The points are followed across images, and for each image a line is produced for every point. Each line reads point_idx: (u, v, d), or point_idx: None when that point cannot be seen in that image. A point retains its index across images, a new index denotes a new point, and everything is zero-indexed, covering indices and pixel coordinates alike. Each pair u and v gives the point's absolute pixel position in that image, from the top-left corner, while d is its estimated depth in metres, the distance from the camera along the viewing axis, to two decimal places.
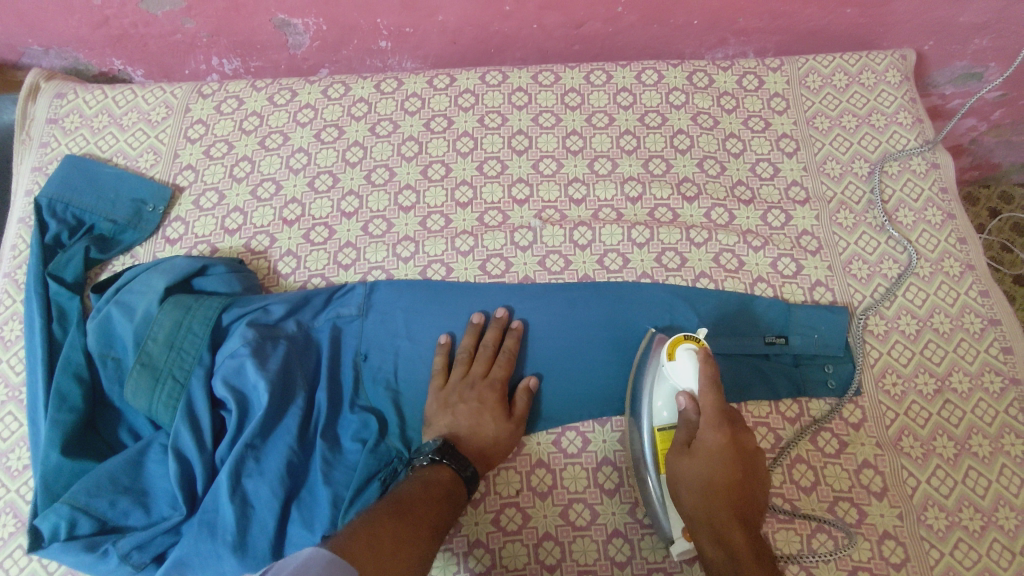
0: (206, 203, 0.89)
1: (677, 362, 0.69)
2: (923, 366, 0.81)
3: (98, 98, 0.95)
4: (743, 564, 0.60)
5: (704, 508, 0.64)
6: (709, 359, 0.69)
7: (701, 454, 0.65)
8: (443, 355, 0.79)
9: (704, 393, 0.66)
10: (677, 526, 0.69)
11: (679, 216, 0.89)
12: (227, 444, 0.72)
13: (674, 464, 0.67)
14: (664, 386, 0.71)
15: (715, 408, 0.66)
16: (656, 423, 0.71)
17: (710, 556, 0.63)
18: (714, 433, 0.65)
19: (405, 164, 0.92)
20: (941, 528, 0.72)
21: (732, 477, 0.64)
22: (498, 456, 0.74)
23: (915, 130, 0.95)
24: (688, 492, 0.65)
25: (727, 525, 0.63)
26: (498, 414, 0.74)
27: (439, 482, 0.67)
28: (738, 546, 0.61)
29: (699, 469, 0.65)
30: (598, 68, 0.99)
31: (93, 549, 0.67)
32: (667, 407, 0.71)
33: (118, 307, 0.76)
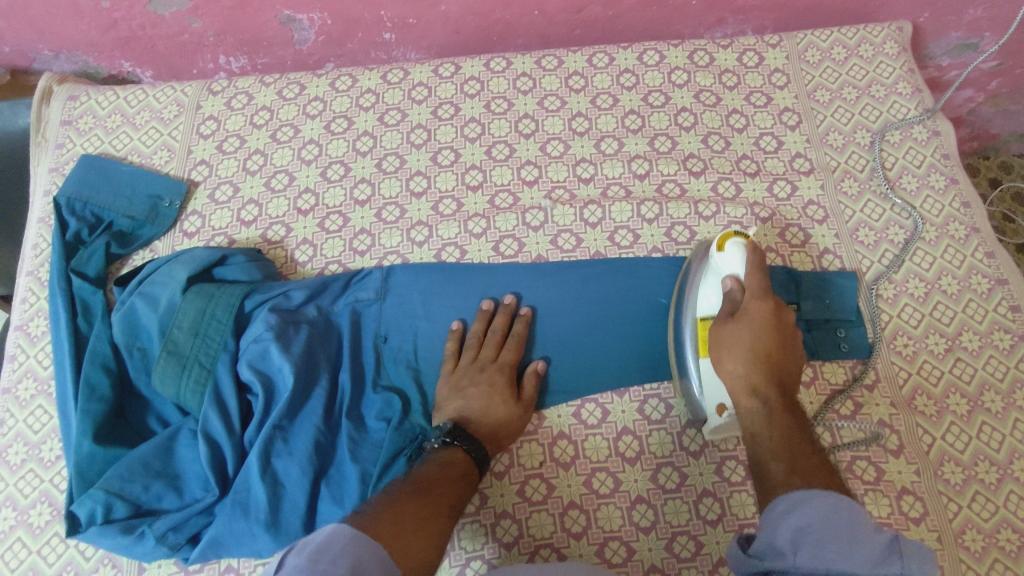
0: (221, 197, 0.91)
1: (725, 253, 0.73)
2: (933, 327, 0.82)
3: (111, 99, 0.97)
4: (777, 412, 0.63)
5: (744, 365, 0.67)
6: (756, 250, 0.72)
7: (748, 321, 0.69)
8: (454, 341, 0.80)
9: (751, 274, 0.71)
10: (713, 400, 0.72)
11: (686, 190, 0.91)
12: (255, 426, 0.73)
13: (718, 333, 0.70)
14: (711, 276, 0.75)
15: (760, 285, 0.70)
16: (701, 310, 0.75)
17: (745, 407, 0.66)
18: (760, 303, 0.69)
19: (415, 151, 0.93)
20: (957, 482, 0.74)
21: (771, 342, 0.67)
22: (508, 437, 0.75)
23: (915, 99, 0.96)
24: (731, 353, 0.68)
25: (764, 383, 0.66)
26: (508, 397, 0.75)
27: (456, 464, 0.68)
28: (774, 403, 0.64)
29: (744, 332, 0.68)
30: (600, 51, 1.00)
31: (129, 531, 0.68)
32: (713, 291, 0.74)
33: (143, 298, 0.78)
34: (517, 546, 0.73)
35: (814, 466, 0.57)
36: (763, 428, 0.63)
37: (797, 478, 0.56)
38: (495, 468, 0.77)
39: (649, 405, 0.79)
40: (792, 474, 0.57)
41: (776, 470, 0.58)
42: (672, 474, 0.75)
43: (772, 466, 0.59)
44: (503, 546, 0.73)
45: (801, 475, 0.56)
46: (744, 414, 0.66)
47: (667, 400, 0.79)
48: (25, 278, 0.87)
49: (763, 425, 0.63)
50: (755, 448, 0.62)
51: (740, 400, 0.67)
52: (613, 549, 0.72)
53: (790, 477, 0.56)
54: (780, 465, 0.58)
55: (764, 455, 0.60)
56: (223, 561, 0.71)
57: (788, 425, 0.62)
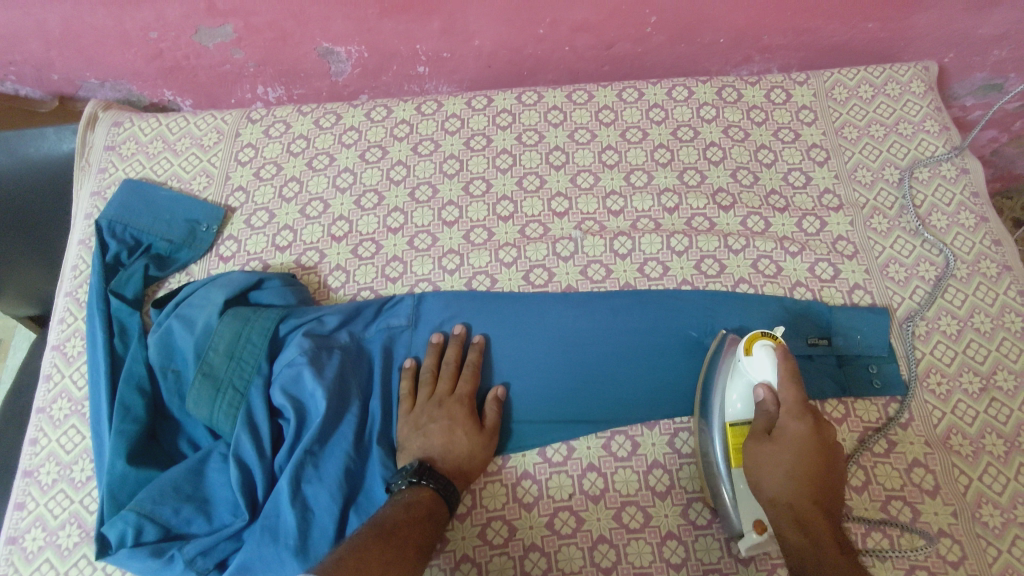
0: (257, 222, 0.92)
1: (753, 358, 0.72)
2: (967, 365, 0.82)
3: (152, 125, 1.00)
4: (830, 548, 0.61)
5: (789, 493, 0.65)
6: (785, 356, 0.71)
7: (785, 441, 0.67)
8: (408, 380, 0.80)
9: (784, 385, 0.69)
10: (751, 515, 0.69)
11: (716, 224, 0.91)
12: (286, 451, 0.73)
13: (751, 449, 0.69)
14: (739, 380, 0.73)
15: (796, 398, 0.68)
16: (730, 417, 0.73)
17: (790, 539, 0.64)
18: (798, 421, 0.67)
19: (447, 181, 0.95)
20: (996, 525, 0.72)
21: (814, 467, 0.66)
22: (475, 471, 0.75)
23: (943, 137, 0.97)
24: (771, 476, 0.67)
25: (811, 511, 0.64)
26: (469, 428, 0.75)
27: (418, 501, 0.68)
28: (824, 536, 0.62)
29: (783, 454, 0.66)
30: (630, 86, 1.02)
31: (159, 555, 0.68)
32: (740, 397, 0.73)
33: (179, 320, 0.79)
34: None
35: None
36: (811, 558, 0.61)
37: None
38: (524, 499, 0.76)
39: (679, 438, 0.79)
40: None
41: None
42: (703, 509, 0.75)
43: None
44: None
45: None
46: (788, 541, 0.64)
47: None
48: (63, 298, 0.89)
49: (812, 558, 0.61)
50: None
51: (783, 529, 0.64)
52: None
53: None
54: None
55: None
56: None
57: (840, 558, 0.60)
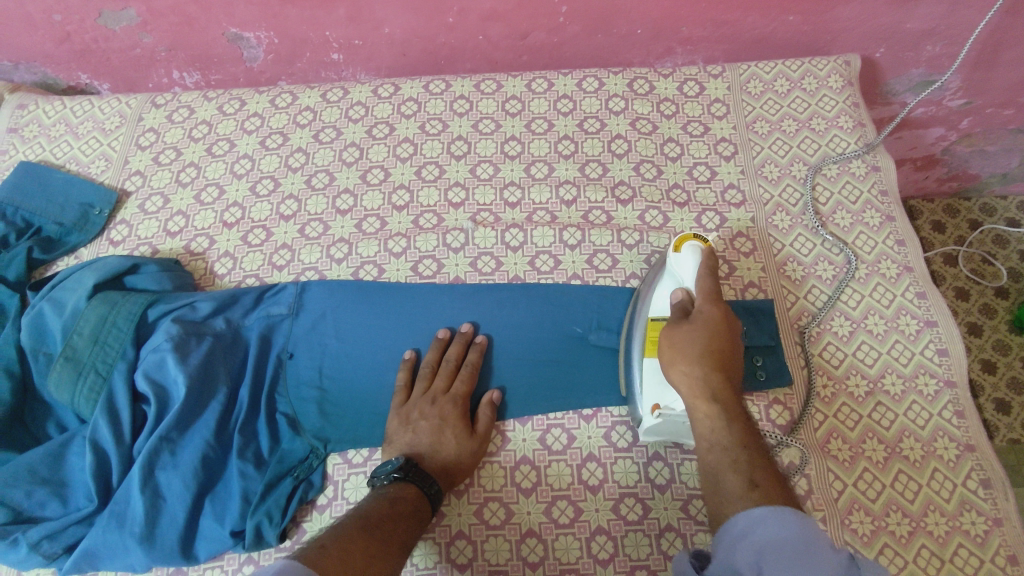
0: (151, 207, 0.92)
1: (681, 257, 0.74)
2: (855, 368, 0.79)
3: (57, 108, 0.99)
4: (735, 418, 0.61)
5: (701, 371, 0.64)
6: (711, 258, 0.74)
7: (701, 322, 0.68)
8: (406, 372, 0.79)
9: (702, 278, 0.72)
10: (650, 397, 0.72)
11: (613, 218, 0.89)
12: (144, 436, 0.72)
13: (665, 331, 0.69)
14: (666, 279, 0.75)
15: (711, 290, 0.71)
16: (653, 311, 0.75)
17: (704, 414, 0.63)
18: (710, 307, 0.69)
19: (346, 169, 0.94)
20: (866, 533, 0.70)
21: (721, 346, 0.66)
22: (462, 473, 0.74)
23: (856, 133, 0.94)
24: (685, 355, 0.66)
25: (721, 389, 0.63)
26: (460, 430, 0.74)
27: (373, 518, 0.63)
28: (732, 410, 0.62)
29: (699, 332, 0.67)
30: (540, 77, 1.01)
31: (2, 537, 0.68)
32: (666, 293, 0.75)
33: (51, 304, 0.79)
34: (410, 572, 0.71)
35: (769, 473, 0.57)
36: (719, 434, 0.61)
37: (756, 494, 0.55)
38: None
39: (551, 434, 0.77)
40: (752, 489, 0.55)
41: (733, 482, 0.57)
42: (567, 507, 0.73)
43: (730, 475, 0.57)
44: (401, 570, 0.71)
45: (759, 487, 0.55)
46: (699, 420, 0.63)
47: (571, 431, 0.77)
48: None
49: (723, 432, 0.61)
50: (712, 458, 0.60)
51: (696, 403, 0.64)
52: None
53: (751, 487, 0.56)
54: (740, 477, 0.57)
55: (723, 467, 0.58)
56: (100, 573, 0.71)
57: (746, 430, 0.61)
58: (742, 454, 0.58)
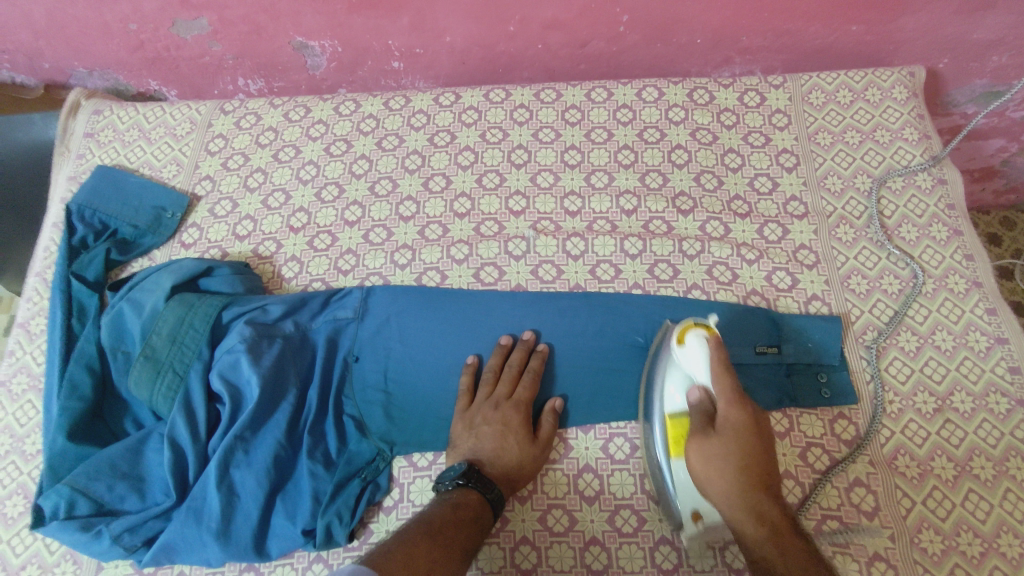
0: (220, 211, 0.95)
1: (687, 349, 0.69)
2: (923, 384, 0.78)
3: (131, 114, 1.03)
4: (786, 542, 0.59)
5: (739, 494, 0.62)
6: (719, 347, 0.68)
7: (728, 432, 0.64)
8: (469, 377, 0.80)
9: (719, 378, 0.66)
10: (687, 505, 0.69)
11: (673, 228, 0.90)
12: (219, 435, 0.75)
13: (693, 446, 0.65)
14: (676, 373, 0.71)
15: (731, 389, 0.65)
16: (669, 408, 0.71)
17: (751, 537, 0.61)
18: (736, 412, 0.64)
19: (408, 176, 0.96)
20: (936, 553, 0.69)
21: (755, 455, 0.63)
22: (524, 479, 0.74)
23: (921, 146, 0.93)
24: (722, 477, 0.63)
25: (763, 505, 0.61)
26: (522, 437, 0.75)
27: (436, 523, 0.64)
28: (783, 532, 0.60)
29: (729, 448, 0.63)
30: (599, 86, 1.02)
31: (87, 529, 0.70)
32: (678, 390, 0.70)
33: (130, 304, 0.81)
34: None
35: None
36: (774, 561, 0.59)
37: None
38: None
39: (613, 443, 0.78)
40: None
41: None
42: (630, 517, 0.74)
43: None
44: None
45: None
46: (749, 543, 0.61)
47: (633, 440, 0.78)
48: (33, 278, 0.92)
49: (777, 558, 0.59)
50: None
51: (742, 527, 0.61)
52: None
53: None
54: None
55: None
56: (176, 566, 0.73)
57: (798, 549, 0.59)
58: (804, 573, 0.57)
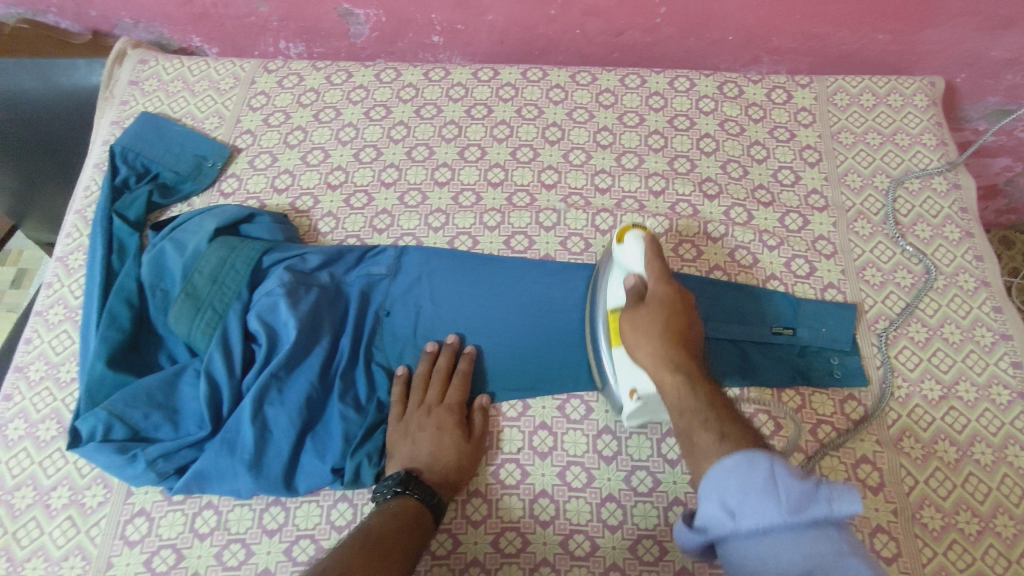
0: (260, 164, 0.97)
1: (625, 246, 0.77)
2: (930, 372, 0.82)
3: (176, 66, 1.05)
4: (699, 385, 0.63)
5: (658, 351, 0.67)
6: (654, 244, 0.77)
7: (655, 304, 0.71)
8: (401, 385, 0.80)
9: (649, 263, 0.75)
10: (627, 383, 0.73)
11: (699, 211, 0.93)
12: (254, 373, 0.77)
13: (626, 319, 0.72)
14: (616, 271, 0.79)
15: (660, 272, 0.74)
16: (610, 304, 0.77)
17: (669, 382, 0.65)
18: (662, 288, 0.72)
19: (445, 144, 0.99)
20: (936, 528, 0.72)
21: (676, 321, 0.70)
22: (463, 480, 0.75)
23: (938, 151, 0.97)
24: (647, 335, 0.69)
25: (682, 360, 0.66)
26: (457, 437, 0.76)
27: (376, 533, 0.64)
28: (695, 377, 0.64)
29: (654, 314, 0.70)
30: (633, 73, 1.05)
31: (123, 452, 0.72)
32: (618, 285, 0.77)
33: (173, 244, 0.84)
34: (484, 525, 0.74)
35: (736, 424, 0.58)
36: (689, 400, 0.62)
37: (728, 444, 0.55)
38: None
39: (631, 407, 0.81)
40: (721, 439, 0.56)
41: (705, 437, 0.57)
42: (646, 477, 0.76)
43: (703, 435, 0.57)
44: (471, 522, 0.74)
45: (729, 437, 0.56)
46: (666, 390, 0.65)
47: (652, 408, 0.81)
48: (72, 215, 0.94)
49: (687, 395, 0.62)
50: (683, 423, 0.61)
51: (662, 377, 0.66)
52: (577, 542, 0.73)
53: (721, 442, 0.56)
54: (709, 433, 0.57)
55: (693, 427, 0.59)
56: (204, 496, 0.75)
57: (712, 394, 0.62)
58: (710, 410, 0.60)
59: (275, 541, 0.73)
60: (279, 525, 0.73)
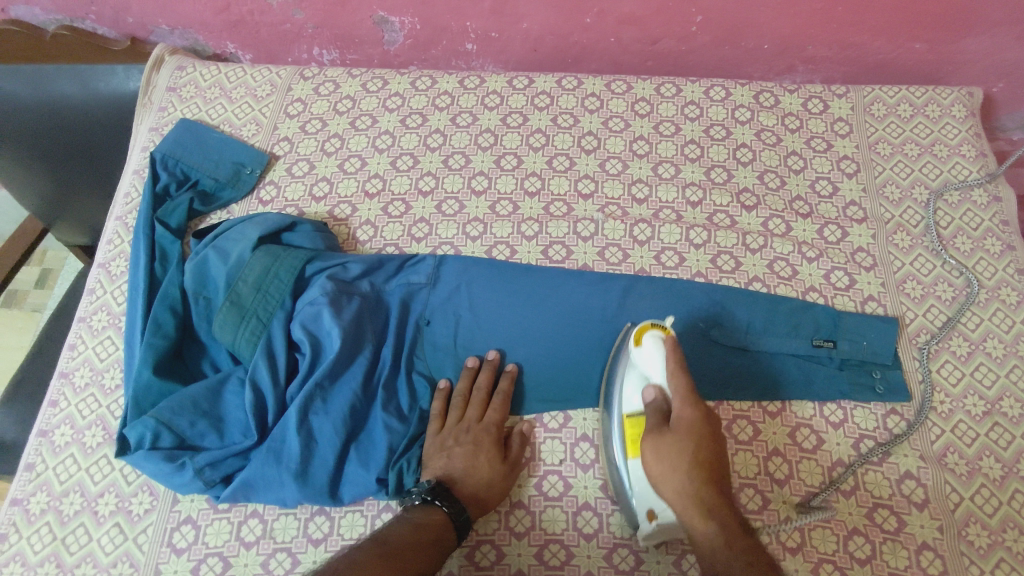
0: (298, 172, 0.98)
1: (644, 348, 0.73)
2: (973, 387, 0.81)
3: (212, 72, 1.06)
4: (735, 534, 0.61)
5: (686, 490, 0.64)
6: (675, 346, 0.72)
7: (682, 430, 0.66)
8: (441, 401, 0.80)
9: (673, 376, 0.70)
10: (644, 504, 0.70)
11: (737, 222, 0.93)
12: (298, 382, 0.78)
13: (649, 443, 0.67)
14: (633, 373, 0.75)
15: (684, 387, 0.69)
16: (627, 409, 0.74)
17: (702, 531, 0.62)
18: (688, 409, 0.67)
19: (481, 153, 0.99)
20: (982, 546, 0.72)
21: (705, 450, 0.65)
22: (493, 500, 0.74)
23: (978, 163, 0.97)
24: (674, 467, 0.65)
25: (714, 499, 0.63)
26: (492, 456, 0.75)
27: (393, 544, 0.64)
28: (730, 521, 0.61)
29: (681, 445, 0.65)
30: (668, 82, 1.05)
31: (171, 460, 0.73)
32: (636, 392, 0.74)
33: (215, 251, 0.84)
34: (528, 537, 0.74)
35: None
36: (725, 548, 0.60)
37: None
38: None
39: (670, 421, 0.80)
40: None
41: None
42: None
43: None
44: (515, 534, 0.75)
45: None
46: (698, 533, 0.62)
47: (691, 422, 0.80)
48: (113, 222, 0.95)
49: (724, 549, 0.60)
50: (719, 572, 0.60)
51: (692, 520, 0.63)
52: (621, 555, 0.73)
53: None
54: None
55: (735, 571, 0.59)
56: (250, 504, 0.75)
57: (747, 545, 0.60)
58: (752, 562, 0.59)
59: (320, 550, 0.73)
60: (324, 535, 0.74)
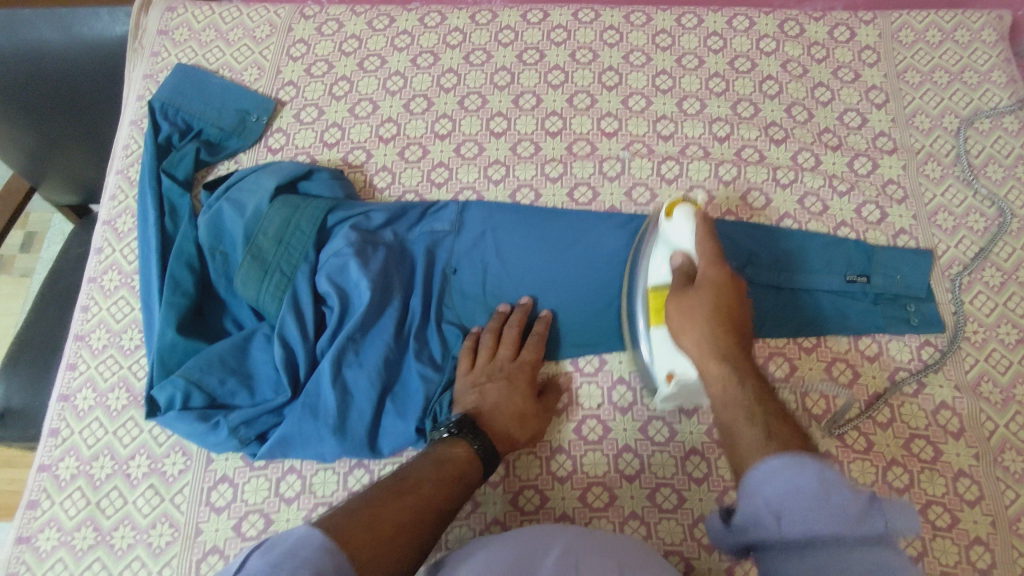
0: (306, 117, 0.93)
1: (673, 221, 0.72)
2: (1006, 317, 0.81)
3: (206, 13, 1.00)
4: (747, 381, 0.59)
5: (704, 341, 0.63)
6: (705, 220, 0.72)
7: (706, 286, 0.66)
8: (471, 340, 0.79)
9: (701, 243, 0.70)
10: (663, 367, 0.70)
11: (766, 157, 0.90)
12: (329, 336, 0.75)
13: (671, 301, 0.67)
14: (661, 246, 0.74)
15: (712, 252, 0.69)
16: (653, 280, 0.73)
17: (714, 373, 0.61)
18: (714, 270, 0.67)
19: (498, 92, 0.94)
20: (1017, 471, 0.74)
21: (726, 304, 0.65)
22: (523, 437, 0.73)
23: (1009, 89, 0.94)
24: (693, 319, 0.64)
25: (731, 349, 0.62)
26: (525, 394, 0.74)
27: (413, 480, 0.61)
28: (743, 370, 0.60)
29: (703, 299, 0.65)
30: (689, 12, 1.00)
31: (205, 419, 0.72)
32: (663, 261, 0.72)
33: (230, 204, 0.80)
34: (570, 480, 0.75)
35: (789, 429, 0.55)
36: (735, 393, 0.59)
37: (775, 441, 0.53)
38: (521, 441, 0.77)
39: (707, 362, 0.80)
40: (768, 436, 0.54)
41: (750, 432, 0.55)
42: None
43: (747, 430, 0.55)
44: (557, 478, 0.75)
45: (777, 436, 0.54)
46: (711, 382, 0.61)
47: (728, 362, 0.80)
48: (114, 176, 0.90)
49: (734, 391, 0.59)
50: (727, 415, 0.58)
51: (707, 368, 0.62)
52: (664, 494, 0.73)
53: (768, 441, 0.53)
54: (755, 428, 0.55)
55: (738, 421, 0.57)
56: (288, 460, 0.74)
57: (758, 390, 0.59)
58: (758, 408, 0.57)
59: None
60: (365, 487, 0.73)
